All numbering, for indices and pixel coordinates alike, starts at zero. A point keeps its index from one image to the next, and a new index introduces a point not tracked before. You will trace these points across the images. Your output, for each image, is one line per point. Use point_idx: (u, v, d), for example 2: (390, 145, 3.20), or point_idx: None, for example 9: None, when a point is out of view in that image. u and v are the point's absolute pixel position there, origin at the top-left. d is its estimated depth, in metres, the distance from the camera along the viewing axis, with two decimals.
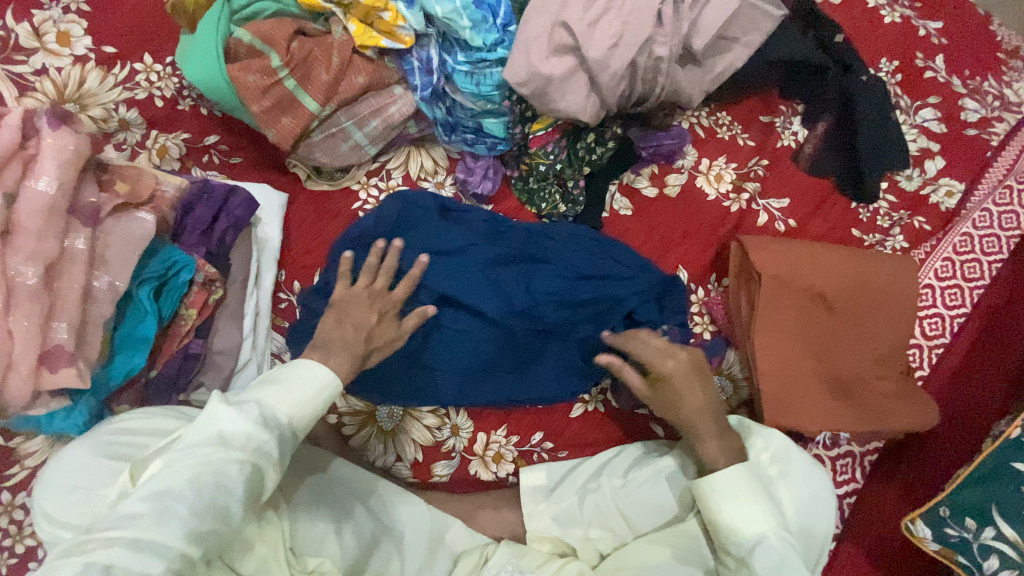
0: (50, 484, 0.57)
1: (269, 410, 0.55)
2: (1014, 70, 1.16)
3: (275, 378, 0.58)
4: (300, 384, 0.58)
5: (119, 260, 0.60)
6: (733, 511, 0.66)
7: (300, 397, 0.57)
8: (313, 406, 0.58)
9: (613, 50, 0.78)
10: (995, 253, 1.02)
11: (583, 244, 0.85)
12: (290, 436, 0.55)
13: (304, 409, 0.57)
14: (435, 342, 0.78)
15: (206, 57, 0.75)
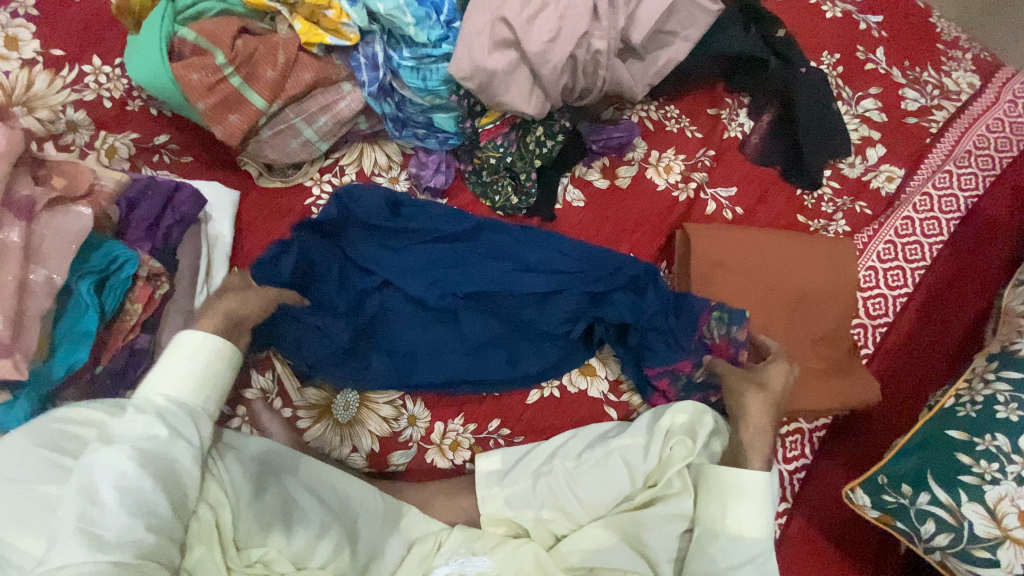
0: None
1: (146, 398, 0.58)
2: (951, 60, 1.21)
3: (159, 367, 0.61)
4: (178, 360, 0.61)
5: (57, 253, 0.61)
6: (743, 517, 0.69)
7: (179, 373, 0.60)
8: (196, 373, 0.61)
9: (552, 43, 0.80)
10: (934, 235, 1.06)
11: (546, 242, 0.89)
12: (180, 412, 0.59)
13: (187, 383, 0.60)
14: (385, 332, 0.84)
15: (149, 56, 0.76)
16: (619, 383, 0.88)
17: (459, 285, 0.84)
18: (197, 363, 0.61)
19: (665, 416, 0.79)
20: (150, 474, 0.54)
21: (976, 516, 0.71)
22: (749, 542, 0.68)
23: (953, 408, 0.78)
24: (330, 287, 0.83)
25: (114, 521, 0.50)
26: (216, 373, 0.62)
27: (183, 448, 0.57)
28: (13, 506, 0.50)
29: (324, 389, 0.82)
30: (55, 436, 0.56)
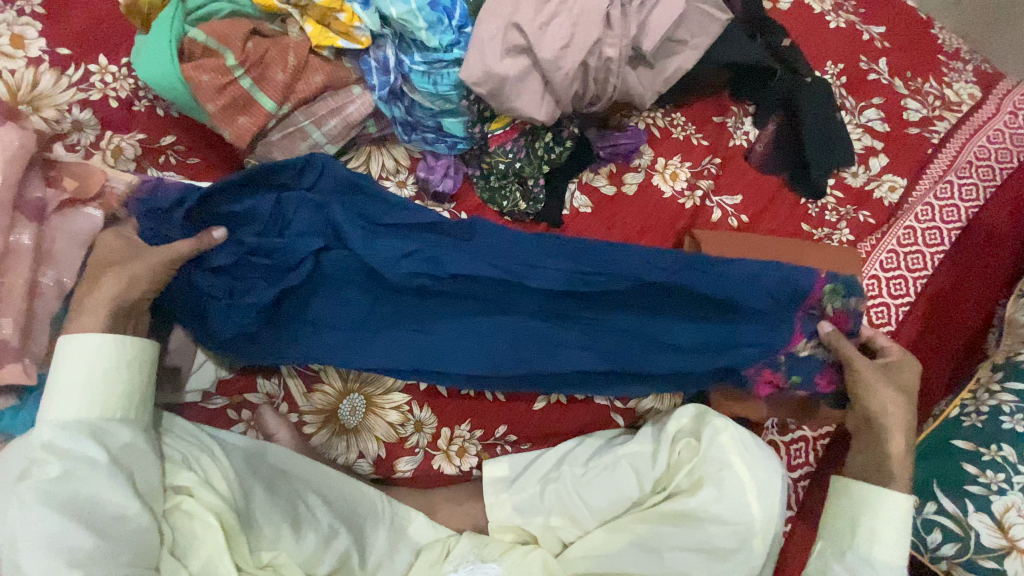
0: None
1: (38, 432, 0.55)
2: (952, 71, 1.23)
3: (50, 393, 0.57)
4: (58, 377, 0.57)
5: (67, 257, 0.61)
6: (879, 539, 0.70)
7: (70, 392, 0.56)
8: (84, 386, 0.57)
9: (565, 50, 0.80)
10: (936, 245, 1.07)
11: (542, 245, 0.78)
12: (63, 431, 0.55)
13: (72, 398, 0.56)
14: (327, 296, 0.76)
15: (159, 57, 0.75)
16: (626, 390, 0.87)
17: (421, 268, 0.74)
18: (77, 372, 0.56)
19: (671, 422, 0.79)
20: (58, 507, 0.51)
21: (984, 526, 0.72)
22: (882, 564, 0.70)
23: (956, 419, 0.79)
24: (281, 247, 0.72)
25: (37, 562, 0.49)
26: (100, 374, 0.57)
27: (86, 471, 0.54)
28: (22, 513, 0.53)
29: (331, 394, 0.81)
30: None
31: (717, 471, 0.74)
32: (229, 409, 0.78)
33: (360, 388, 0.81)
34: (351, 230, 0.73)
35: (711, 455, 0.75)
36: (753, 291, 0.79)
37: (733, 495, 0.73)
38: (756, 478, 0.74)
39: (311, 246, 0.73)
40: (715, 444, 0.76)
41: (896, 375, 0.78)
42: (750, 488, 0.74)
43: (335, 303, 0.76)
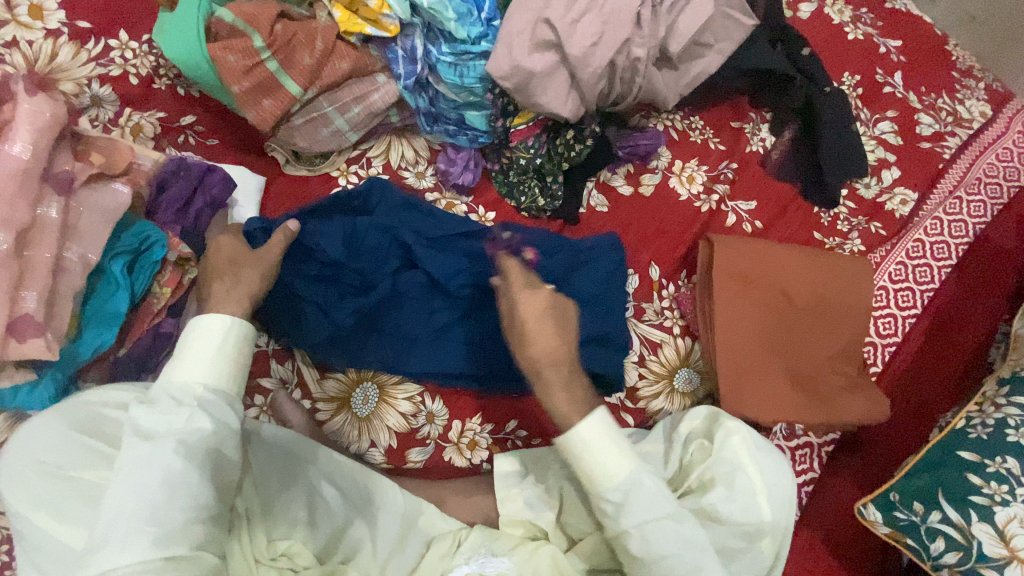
0: (17, 468, 0.55)
1: (184, 386, 0.55)
2: (965, 88, 1.24)
3: (178, 353, 0.57)
4: (199, 339, 0.57)
5: (93, 233, 0.60)
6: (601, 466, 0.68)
7: (207, 357, 0.56)
8: (226, 355, 0.57)
9: (594, 48, 0.80)
10: (944, 259, 1.08)
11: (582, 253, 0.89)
12: (216, 395, 0.56)
13: (216, 364, 0.56)
14: (391, 306, 0.81)
15: (186, 35, 0.74)
16: (636, 390, 0.91)
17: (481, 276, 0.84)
18: (230, 343, 0.58)
19: (682, 423, 0.81)
20: (198, 469, 0.53)
21: (986, 536, 0.72)
22: (613, 489, 0.68)
23: (963, 430, 0.80)
24: (366, 266, 0.80)
25: (166, 517, 0.50)
26: (244, 354, 0.59)
27: (226, 437, 0.56)
28: (61, 492, 0.54)
29: (344, 382, 0.81)
30: (94, 419, 0.59)
31: (730, 472, 0.74)
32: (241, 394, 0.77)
33: (373, 377, 0.82)
34: (416, 247, 0.82)
35: (723, 455, 0.75)
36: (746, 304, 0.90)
37: (741, 495, 0.73)
38: (766, 481, 0.74)
39: (390, 267, 0.81)
40: (727, 445, 0.76)
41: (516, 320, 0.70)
42: (761, 489, 0.74)
43: (398, 318, 0.81)
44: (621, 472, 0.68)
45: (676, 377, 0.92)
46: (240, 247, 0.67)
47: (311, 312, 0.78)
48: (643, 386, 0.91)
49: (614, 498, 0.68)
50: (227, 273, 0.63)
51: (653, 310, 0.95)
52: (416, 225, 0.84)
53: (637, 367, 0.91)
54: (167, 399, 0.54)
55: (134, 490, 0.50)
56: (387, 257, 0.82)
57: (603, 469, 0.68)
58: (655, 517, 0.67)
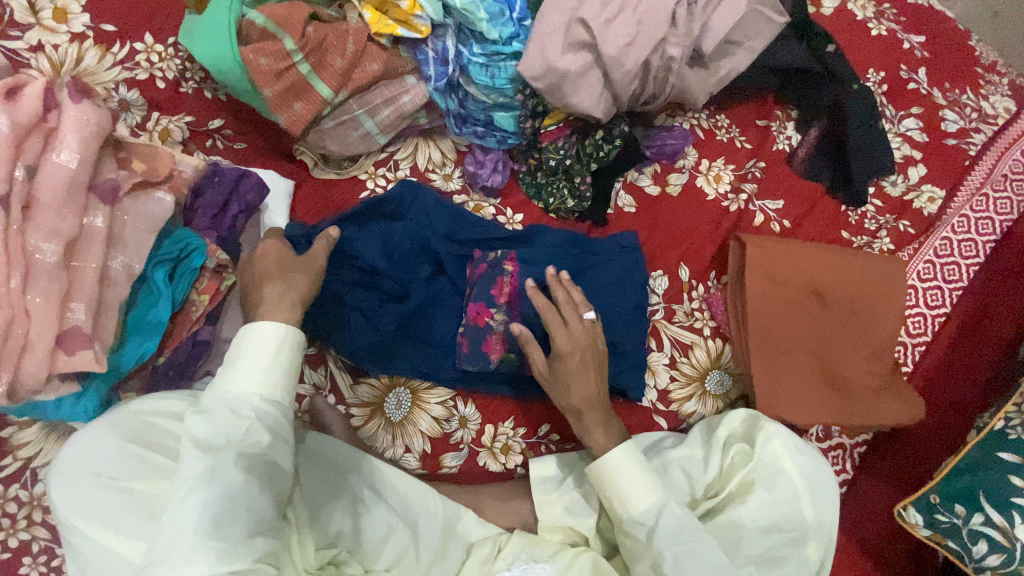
0: (68, 478, 0.55)
1: (240, 397, 0.55)
2: (989, 84, 1.23)
3: (231, 362, 0.57)
4: (252, 350, 0.57)
5: (136, 241, 0.59)
6: (629, 489, 0.70)
7: (262, 368, 0.56)
8: (280, 365, 0.57)
9: (628, 47, 0.79)
10: (972, 257, 1.07)
11: (608, 254, 0.88)
12: (272, 406, 0.56)
13: (271, 375, 0.57)
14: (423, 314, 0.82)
15: (218, 38, 0.73)
16: (668, 392, 0.90)
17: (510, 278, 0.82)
18: (283, 355, 0.57)
19: (721, 427, 0.79)
20: (257, 481, 0.53)
21: None
22: (642, 514, 0.69)
23: (1002, 430, 0.79)
24: (402, 276, 0.81)
25: (228, 531, 0.50)
26: (296, 364, 0.59)
27: (280, 449, 0.56)
28: (114, 503, 0.54)
29: (377, 387, 0.81)
30: (143, 430, 0.59)
31: (772, 476, 0.74)
32: None
33: (405, 382, 0.81)
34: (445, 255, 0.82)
35: (764, 459, 0.75)
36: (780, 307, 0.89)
37: (784, 497, 0.73)
38: (809, 483, 0.74)
39: (421, 274, 0.82)
40: (767, 449, 0.75)
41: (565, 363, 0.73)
42: (805, 492, 0.73)
43: (422, 321, 0.81)
44: (649, 497, 0.69)
45: (708, 380, 0.92)
46: (285, 253, 0.66)
47: (353, 318, 0.78)
48: (676, 388, 0.90)
49: (646, 526, 0.68)
50: (277, 279, 0.63)
51: (683, 311, 0.94)
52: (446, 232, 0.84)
53: (669, 369, 0.91)
54: (224, 411, 0.54)
55: (196, 505, 0.50)
56: (419, 262, 0.82)
57: (634, 492, 0.70)
58: (688, 538, 0.68)
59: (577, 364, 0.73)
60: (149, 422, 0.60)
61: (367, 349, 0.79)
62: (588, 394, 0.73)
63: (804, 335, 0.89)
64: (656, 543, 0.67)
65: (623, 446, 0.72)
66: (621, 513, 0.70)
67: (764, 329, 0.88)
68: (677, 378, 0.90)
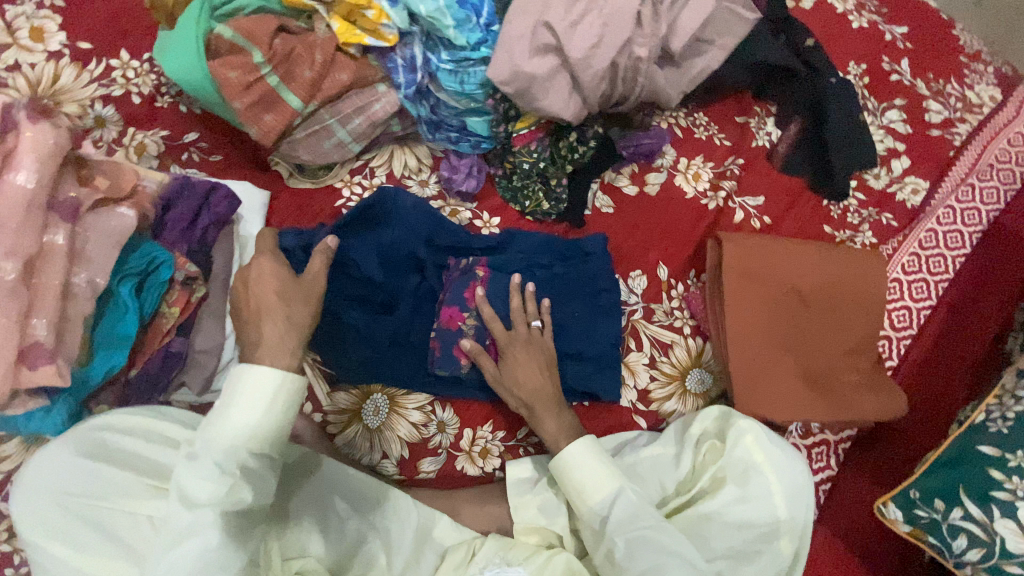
0: (31, 498, 0.58)
1: (228, 450, 0.54)
2: (974, 73, 1.22)
3: (221, 406, 0.56)
4: (249, 399, 0.55)
5: (102, 256, 0.61)
6: (583, 479, 0.72)
7: (251, 422, 0.55)
8: (270, 419, 0.56)
9: (594, 50, 0.79)
10: (957, 248, 1.07)
11: (581, 257, 0.90)
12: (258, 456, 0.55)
13: (260, 429, 0.55)
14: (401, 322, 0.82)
15: (186, 53, 0.74)
16: (648, 392, 0.90)
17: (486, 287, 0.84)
18: (275, 409, 0.56)
19: (695, 424, 0.79)
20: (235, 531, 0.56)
21: (1009, 532, 0.71)
22: (598, 503, 0.71)
23: (982, 424, 0.79)
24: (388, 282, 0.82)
25: None
26: (288, 414, 0.57)
27: (262, 499, 0.58)
28: (75, 523, 0.57)
29: (355, 394, 0.81)
30: (105, 451, 0.61)
31: (743, 473, 0.74)
32: None
33: (383, 388, 0.82)
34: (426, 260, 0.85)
35: (736, 457, 0.75)
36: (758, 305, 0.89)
37: (754, 493, 0.73)
38: (782, 483, 0.74)
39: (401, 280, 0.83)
40: (739, 446, 0.75)
41: (511, 357, 0.78)
42: (776, 489, 0.73)
43: (398, 330, 0.82)
44: (604, 487, 0.71)
45: (689, 378, 0.92)
46: (284, 279, 0.63)
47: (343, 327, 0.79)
48: (656, 388, 0.90)
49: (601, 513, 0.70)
50: (278, 312, 0.61)
51: (662, 310, 0.94)
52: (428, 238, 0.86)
53: (648, 369, 0.91)
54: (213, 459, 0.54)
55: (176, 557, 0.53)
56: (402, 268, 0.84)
57: (591, 483, 0.72)
58: (645, 520, 0.69)
59: (522, 358, 0.79)
60: (114, 442, 0.62)
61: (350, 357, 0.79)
62: (534, 385, 0.77)
63: (783, 332, 0.89)
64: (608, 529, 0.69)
65: (582, 439, 0.73)
66: (576, 499, 0.73)
67: (742, 328, 0.88)
68: (657, 378, 0.91)
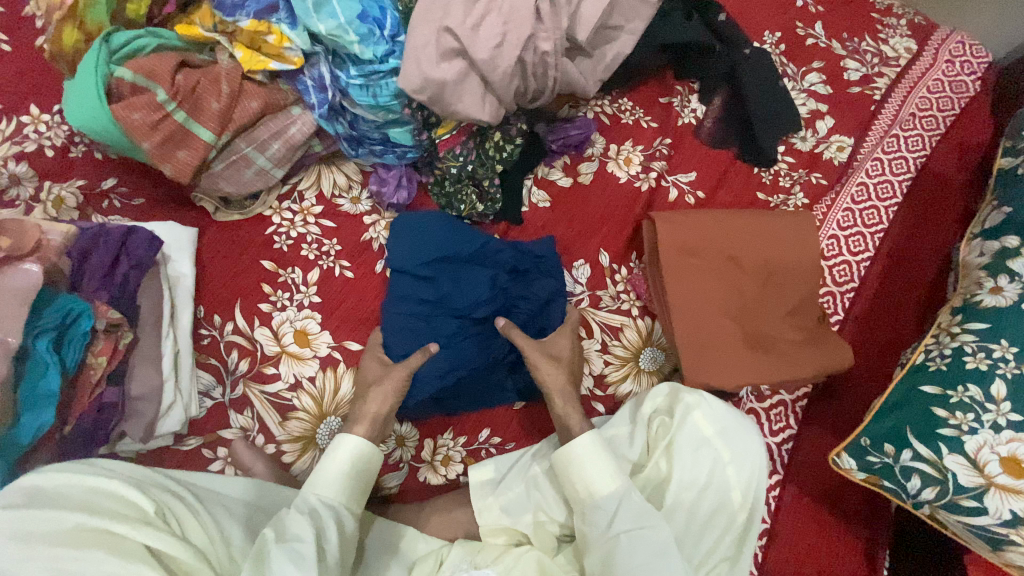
0: None
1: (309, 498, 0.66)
2: (887, 27, 1.25)
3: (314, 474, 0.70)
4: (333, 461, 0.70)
5: (9, 316, 0.61)
6: (594, 477, 0.71)
7: (335, 476, 0.69)
8: (347, 473, 0.69)
9: (499, 49, 0.80)
10: (889, 198, 1.09)
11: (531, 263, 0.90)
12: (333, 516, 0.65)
13: (343, 486, 0.69)
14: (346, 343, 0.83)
15: (87, 101, 0.73)
16: (603, 376, 0.91)
17: (451, 296, 0.83)
18: (348, 467, 0.70)
19: (646, 402, 0.81)
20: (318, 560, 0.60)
21: (959, 466, 0.73)
22: (605, 497, 0.70)
23: (922, 364, 0.81)
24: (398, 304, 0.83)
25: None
26: (360, 474, 0.71)
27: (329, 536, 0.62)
28: None
29: (307, 420, 0.80)
30: (44, 498, 0.53)
31: (696, 447, 0.75)
32: (204, 448, 0.77)
33: (336, 410, 0.81)
34: (411, 283, 0.84)
35: (686, 432, 0.76)
36: (695, 277, 0.90)
37: (707, 465, 0.75)
38: (734, 452, 0.75)
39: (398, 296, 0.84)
40: (688, 421, 0.77)
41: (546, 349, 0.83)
42: (728, 459, 0.75)
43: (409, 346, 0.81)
44: (612, 484, 0.70)
45: (641, 357, 0.93)
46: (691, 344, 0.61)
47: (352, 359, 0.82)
48: (610, 371, 0.91)
49: (608, 509, 0.69)
50: None
51: (608, 296, 0.95)
52: (432, 255, 0.84)
53: (602, 354, 0.92)
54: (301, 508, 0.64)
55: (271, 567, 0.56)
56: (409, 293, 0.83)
57: (599, 480, 0.71)
58: (651, 524, 0.67)
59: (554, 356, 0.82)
60: (53, 491, 0.55)
61: (309, 379, 0.81)
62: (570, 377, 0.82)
63: (726, 301, 0.90)
64: (615, 528, 0.67)
65: (589, 435, 0.73)
66: (584, 498, 0.71)
67: (683, 303, 0.89)
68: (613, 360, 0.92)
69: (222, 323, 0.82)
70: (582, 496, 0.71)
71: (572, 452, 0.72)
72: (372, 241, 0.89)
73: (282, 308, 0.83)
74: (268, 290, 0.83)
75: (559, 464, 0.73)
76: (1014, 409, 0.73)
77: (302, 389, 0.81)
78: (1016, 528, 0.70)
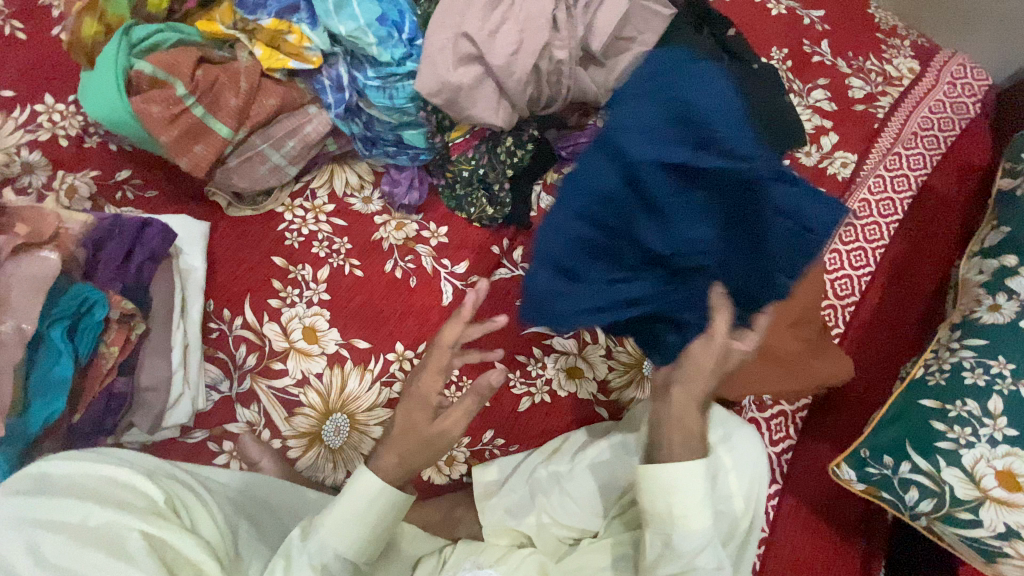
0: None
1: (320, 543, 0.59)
2: (891, 48, 1.27)
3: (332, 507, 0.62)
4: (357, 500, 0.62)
5: (24, 302, 0.62)
6: (681, 509, 0.63)
7: (354, 516, 0.61)
8: (370, 515, 0.62)
9: (515, 56, 0.81)
10: (891, 215, 1.10)
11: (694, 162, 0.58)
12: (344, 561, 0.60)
13: (360, 531, 0.61)
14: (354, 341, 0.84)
15: (106, 93, 0.74)
16: (607, 383, 0.89)
17: (692, 175, 0.58)
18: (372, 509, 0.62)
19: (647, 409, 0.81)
20: None
21: (956, 480, 0.74)
22: (688, 533, 0.63)
23: (922, 379, 0.82)
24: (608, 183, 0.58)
25: None
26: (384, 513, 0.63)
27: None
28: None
29: (313, 416, 0.81)
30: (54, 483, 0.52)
31: None
32: (210, 441, 0.78)
33: (342, 407, 0.81)
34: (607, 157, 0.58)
35: None
36: None
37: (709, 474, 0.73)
38: (735, 458, 0.76)
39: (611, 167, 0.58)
40: None
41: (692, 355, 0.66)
42: (730, 467, 0.75)
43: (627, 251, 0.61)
44: (697, 521, 0.63)
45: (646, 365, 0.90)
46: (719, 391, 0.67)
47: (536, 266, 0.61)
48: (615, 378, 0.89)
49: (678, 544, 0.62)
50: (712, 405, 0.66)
51: None
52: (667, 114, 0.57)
53: (606, 360, 0.90)
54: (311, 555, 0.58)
55: None
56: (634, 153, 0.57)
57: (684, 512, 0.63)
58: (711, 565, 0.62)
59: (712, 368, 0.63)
60: (60, 479, 0.54)
61: (316, 376, 0.81)
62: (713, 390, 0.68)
63: None
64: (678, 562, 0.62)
65: (696, 465, 0.62)
66: (656, 521, 0.64)
67: None
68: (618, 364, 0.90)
69: (231, 317, 0.82)
70: (655, 519, 0.64)
71: (665, 479, 0.62)
72: (383, 240, 0.89)
73: (291, 304, 0.84)
74: (277, 286, 0.84)
75: (648, 482, 0.64)
76: (1010, 424, 0.74)
77: (308, 385, 0.81)
78: (1011, 540, 0.72)
